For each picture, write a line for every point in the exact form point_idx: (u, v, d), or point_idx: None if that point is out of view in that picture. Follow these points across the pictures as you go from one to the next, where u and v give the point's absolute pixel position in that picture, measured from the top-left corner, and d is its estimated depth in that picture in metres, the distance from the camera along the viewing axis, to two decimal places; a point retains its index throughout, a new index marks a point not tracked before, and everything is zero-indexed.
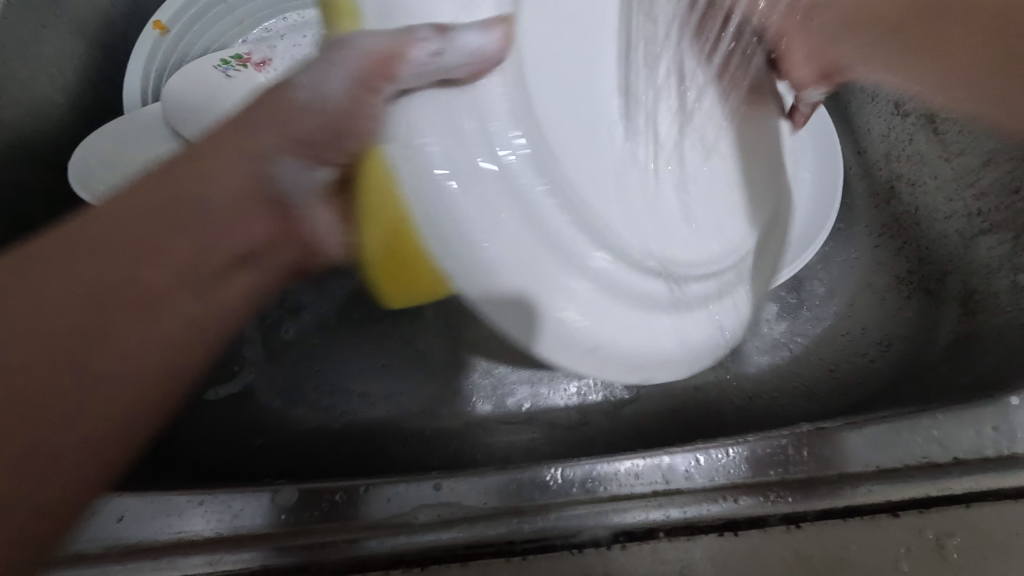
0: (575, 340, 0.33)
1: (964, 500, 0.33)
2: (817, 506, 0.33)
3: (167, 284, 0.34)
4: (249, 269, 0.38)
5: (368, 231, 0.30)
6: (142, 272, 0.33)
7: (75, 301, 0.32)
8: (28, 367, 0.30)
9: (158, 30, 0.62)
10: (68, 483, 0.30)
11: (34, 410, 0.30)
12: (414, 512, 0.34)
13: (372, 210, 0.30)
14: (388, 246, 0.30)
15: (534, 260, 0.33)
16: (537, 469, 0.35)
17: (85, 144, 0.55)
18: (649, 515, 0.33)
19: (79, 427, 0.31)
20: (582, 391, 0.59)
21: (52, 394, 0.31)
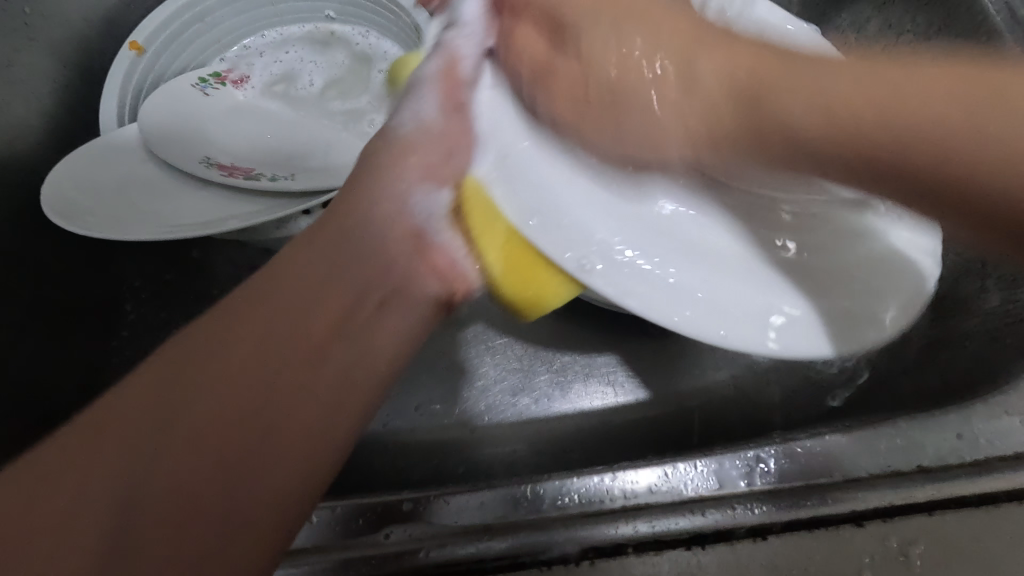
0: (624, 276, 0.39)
1: (927, 507, 0.33)
2: (783, 517, 0.33)
3: (310, 331, 0.35)
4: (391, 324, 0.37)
5: (484, 250, 0.37)
6: (278, 328, 0.34)
7: (257, 367, 0.33)
8: (205, 436, 0.31)
9: (134, 50, 0.63)
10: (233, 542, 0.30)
11: (199, 471, 0.31)
12: (387, 531, 0.35)
13: (483, 237, 0.37)
14: (506, 263, 0.37)
15: (621, 223, 0.41)
16: (510, 486, 0.36)
17: (60, 166, 0.55)
18: (617, 530, 0.33)
19: (271, 480, 0.31)
20: (564, 400, 0.59)
21: (211, 460, 0.31)
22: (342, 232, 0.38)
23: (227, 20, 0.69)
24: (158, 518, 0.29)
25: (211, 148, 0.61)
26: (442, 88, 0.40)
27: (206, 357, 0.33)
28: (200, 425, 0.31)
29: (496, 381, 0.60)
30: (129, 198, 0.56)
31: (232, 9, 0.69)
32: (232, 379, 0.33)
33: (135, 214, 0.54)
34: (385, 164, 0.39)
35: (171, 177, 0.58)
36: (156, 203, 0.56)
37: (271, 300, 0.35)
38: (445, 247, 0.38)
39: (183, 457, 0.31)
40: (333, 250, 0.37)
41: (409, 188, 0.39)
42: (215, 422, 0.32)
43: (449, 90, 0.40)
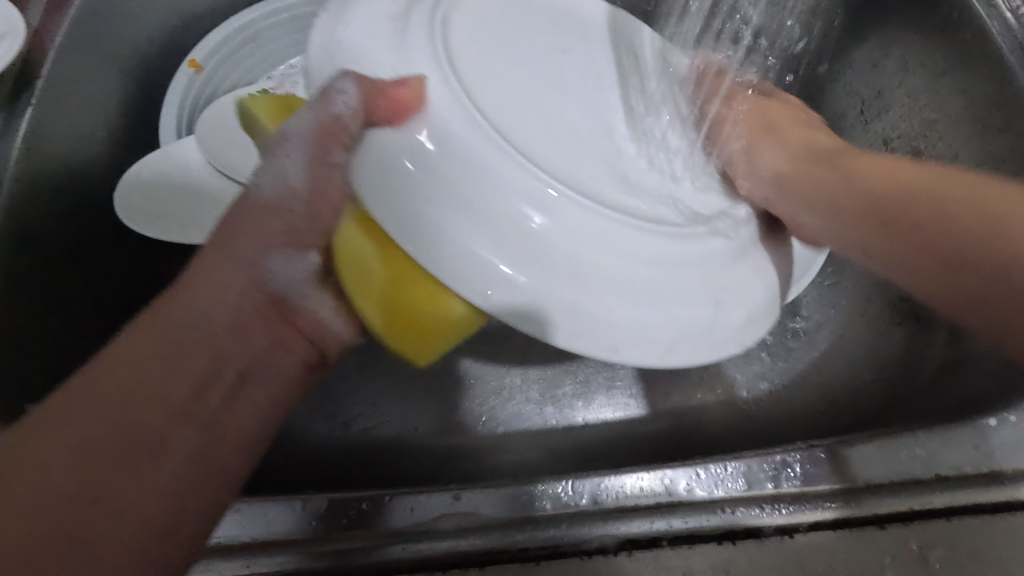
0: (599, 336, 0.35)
1: (945, 513, 0.36)
2: (809, 517, 0.36)
3: (221, 364, 0.39)
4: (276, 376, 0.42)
5: (362, 297, 0.37)
6: (197, 354, 0.37)
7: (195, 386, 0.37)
8: (147, 447, 0.34)
9: (192, 68, 0.67)
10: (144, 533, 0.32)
11: (125, 479, 0.33)
12: (434, 521, 0.37)
13: (361, 291, 0.37)
14: (385, 304, 0.36)
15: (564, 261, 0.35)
16: (549, 482, 0.38)
17: (130, 174, 0.59)
18: (653, 525, 0.36)
19: (192, 511, 0.34)
20: (588, 410, 0.61)
21: (135, 474, 0.33)
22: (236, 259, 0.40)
23: (275, 42, 0.74)
24: (90, 514, 0.31)
25: (263, 161, 0.64)
26: (312, 149, 0.39)
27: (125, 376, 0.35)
28: (128, 431, 0.34)
29: (521, 391, 0.63)
30: (191, 207, 0.60)
31: (279, 32, 0.73)
32: (158, 396, 0.35)
33: (199, 224, 0.60)
34: (235, 224, 0.41)
35: (228, 184, 0.62)
36: (214, 210, 0.60)
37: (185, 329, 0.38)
38: (308, 310, 0.44)
39: (111, 458, 0.33)
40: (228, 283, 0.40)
41: (265, 256, 0.41)
42: (148, 430, 0.34)
43: (331, 141, 0.38)
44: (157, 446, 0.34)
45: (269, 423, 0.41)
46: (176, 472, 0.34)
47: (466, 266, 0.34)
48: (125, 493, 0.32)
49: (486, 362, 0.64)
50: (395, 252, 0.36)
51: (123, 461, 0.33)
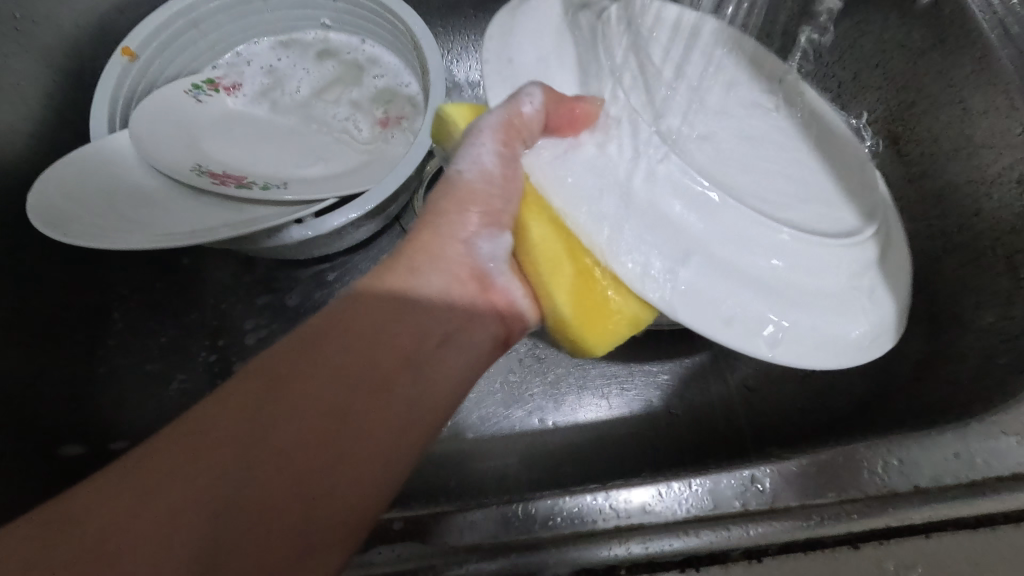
0: (708, 308, 0.34)
1: (924, 530, 0.33)
2: (779, 538, 0.33)
3: (393, 367, 0.34)
4: (448, 378, 0.36)
5: (553, 289, 0.35)
6: (340, 357, 0.33)
7: (336, 388, 0.32)
8: (320, 448, 0.30)
9: (127, 56, 0.62)
10: (333, 528, 0.29)
11: (286, 486, 0.29)
12: (373, 551, 0.34)
13: (552, 284, 0.35)
14: (576, 299, 0.35)
15: (669, 239, 0.34)
16: (501, 504, 0.35)
17: (49, 172, 0.53)
18: (610, 551, 0.33)
19: (349, 497, 0.30)
20: (558, 414, 0.58)
21: (305, 476, 0.29)
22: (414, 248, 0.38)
23: (219, 28, 0.68)
24: (296, 517, 0.29)
25: (204, 156, 0.60)
26: (500, 138, 0.36)
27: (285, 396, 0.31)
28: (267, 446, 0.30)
29: (487, 396, 0.60)
30: (119, 208, 0.54)
31: (223, 17, 0.68)
32: (302, 417, 0.31)
33: (128, 225, 0.53)
34: (438, 227, 0.38)
35: (164, 188, 0.57)
36: (149, 212, 0.55)
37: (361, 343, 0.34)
38: (505, 288, 0.39)
39: (290, 463, 0.29)
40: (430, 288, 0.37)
41: (469, 236, 0.38)
42: (306, 431, 0.30)
43: (511, 133, 0.36)
44: (352, 422, 0.31)
45: (438, 431, 0.35)
46: (344, 466, 0.30)
47: (617, 234, 0.34)
48: (314, 481, 0.29)
49: None
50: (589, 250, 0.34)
51: (299, 463, 0.30)
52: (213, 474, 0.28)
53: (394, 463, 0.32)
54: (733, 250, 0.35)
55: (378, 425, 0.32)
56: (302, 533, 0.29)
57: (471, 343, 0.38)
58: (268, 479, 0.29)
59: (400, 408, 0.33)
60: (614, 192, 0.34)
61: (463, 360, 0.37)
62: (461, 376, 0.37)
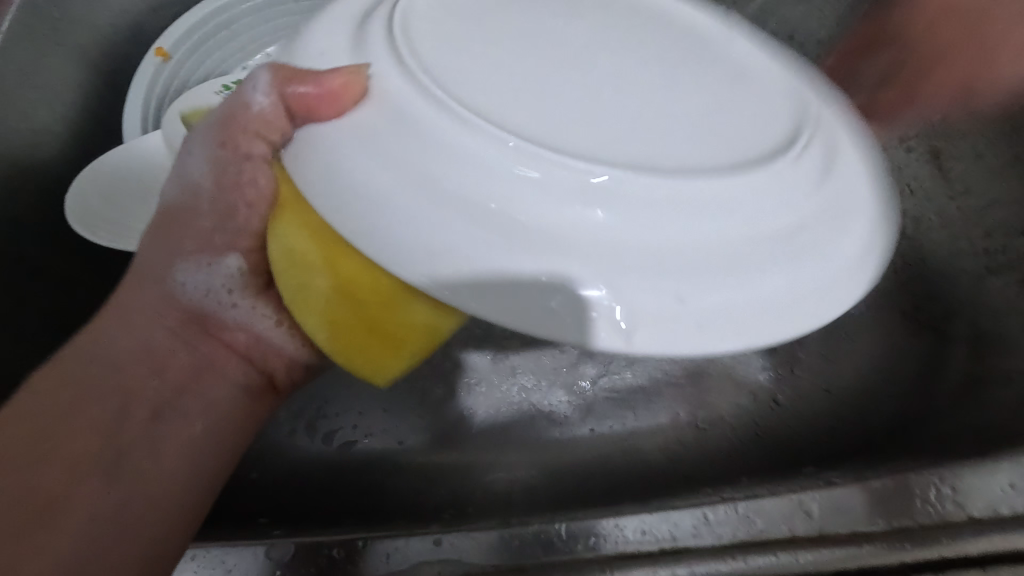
0: (605, 308, 0.24)
1: (981, 560, 0.32)
2: (830, 565, 0.32)
3: (151, 397, 0.37)
4: (200, 408, 0.39)
5: (305, 317, 0.31)
6: (117, 373, 0.37)
7: (81, 404, 0.35)
8: (86, 474, 0.33)
9: (159, 57, 0.62)
10: (92, 540, 0.32)
11: (58, 498, 0.32)
12: (413, 569, 0.33)
13: (301, 305, 0.31)
14: (333, 324, 0.31)
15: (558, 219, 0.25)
16: (541, 523, 0.34)
17: (87, 168, 0.55)
18: (657, 574, 0.32)
19: (87, 515, 0.32)
20: (585, 427, 0.58)
21: (84, 497, 0.32)
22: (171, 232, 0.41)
23: (250, 30, 0.68)
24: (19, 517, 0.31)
25: None
26: (217, 130, 0.39)
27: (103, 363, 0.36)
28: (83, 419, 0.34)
29: (513, 406, 0.59)
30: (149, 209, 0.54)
31: (254, 18, 0.67)
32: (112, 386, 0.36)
33: None
34: (181, 215, 0.41)
35: None
36: None
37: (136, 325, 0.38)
38: (241, 326, 0.42)
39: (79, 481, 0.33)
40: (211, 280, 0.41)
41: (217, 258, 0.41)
42: (112, 390, 0.36)
43: (234, 128, 0.38)
44: (107, 447, 0.34)
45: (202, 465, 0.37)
46: (109, 492, 0.33)
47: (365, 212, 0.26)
48: (32, 485, 0.32)
49: (475, 369, 0.60)
50: (327, 233, 0.30)
51: (85, 488, 0.33)
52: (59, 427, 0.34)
53: (134, 487, 0.34)
54: (635, 222, 0.25)
55: (160, 454, 0.36)
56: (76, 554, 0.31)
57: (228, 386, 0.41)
58: (31, 481, 0.32)
59: (152, 436, 0.36)
60: (417, 146, 0.26)
61: (216, 388, 0.41)
62: (214, 402, 0.40)
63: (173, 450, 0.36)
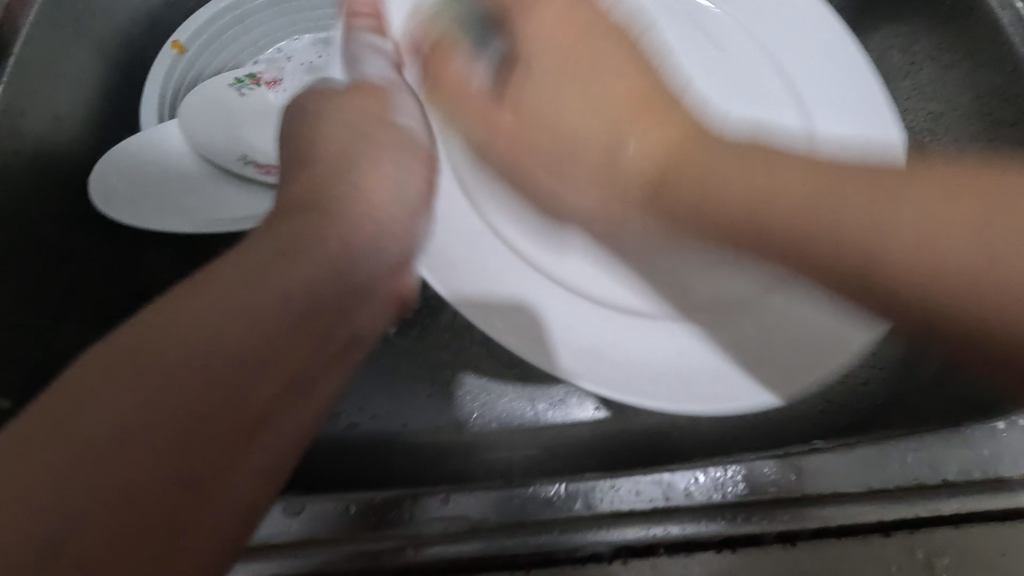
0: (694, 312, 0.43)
1: (953, 520, 0.34)
2: (812, 524, 0.34)
3: (256, 348, 0.28)
4: (327, 358, 0.32)
5: None
6: (226, 329, 0.27)
7: (205, 340, 0.27)
8: (166, 439, 0.25)
9: (176, 49, 0.62)
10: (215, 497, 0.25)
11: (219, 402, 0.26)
12: (422, 524, 0.35)
13: None
14: None
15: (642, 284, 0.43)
16: (541, 484, 0.36)
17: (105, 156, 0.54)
18: (649, 531, 0.34)
19: (240, 476, 0.26)
20: (583, 408, 0.59)
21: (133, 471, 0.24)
22: (329, 150, 0.40)
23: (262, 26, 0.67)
24: (118, 506, 0.23)
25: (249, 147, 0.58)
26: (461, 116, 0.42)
27: (323, 221, 0.35)
28: (162, 436, 0.25)
29: (512, 388, 0.60)
30: (169, 194, 0.54)
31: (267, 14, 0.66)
32: (139, 383, 0.25)
33: (178, 212, 0.53)
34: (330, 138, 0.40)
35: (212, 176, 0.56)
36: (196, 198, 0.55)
37: (302, 252, 0.32)
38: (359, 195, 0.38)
39: (232, 396, 0.26)
40: (371, 246, 0.36)
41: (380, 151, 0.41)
42: (231, 335, 0.27)
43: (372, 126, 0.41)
44: (201, 409, 0.26)
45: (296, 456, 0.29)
46: (228, 473, 0.26)
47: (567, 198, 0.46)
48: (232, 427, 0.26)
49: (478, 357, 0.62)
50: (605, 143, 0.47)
51: (151, 459, 0.24)
52: (180, 355, 0.26)
53: (255, 467, 0.27)
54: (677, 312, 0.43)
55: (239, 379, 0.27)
56: (169, 541, 0.24)
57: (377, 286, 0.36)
58: (196, 397, 0.26)
59: (210, 406, 0.26)
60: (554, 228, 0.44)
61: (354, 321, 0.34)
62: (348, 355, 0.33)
63: (286, 418, 0.28)
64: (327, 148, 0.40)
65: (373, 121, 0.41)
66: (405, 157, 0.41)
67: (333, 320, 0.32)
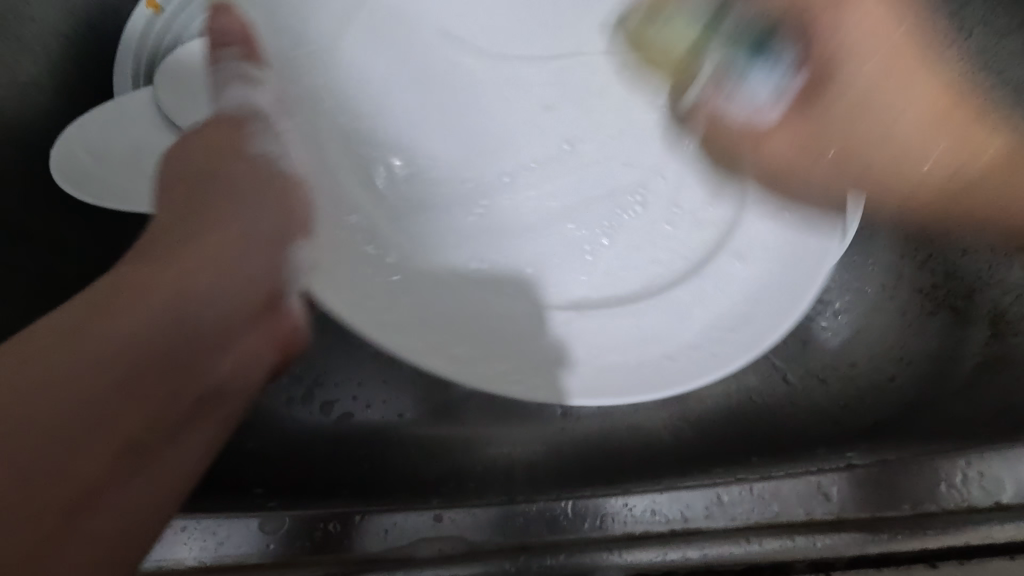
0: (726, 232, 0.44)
1: (1008, 550, 0.30)
2: (850, 552, 0.30)
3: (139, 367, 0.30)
4: (237, 355, 0.35)
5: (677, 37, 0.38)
6: (116, 340, 0.29)
7: (111, 360, 0.29)
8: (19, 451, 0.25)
9: (151, 8, 0.57)
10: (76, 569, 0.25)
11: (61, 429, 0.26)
12: (413, 545, 0.32)
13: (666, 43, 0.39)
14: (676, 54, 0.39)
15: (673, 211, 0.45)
16: (548, 501, 0.33)
17: (70, 129, 0.48)
18: (666, 557, 0.31)
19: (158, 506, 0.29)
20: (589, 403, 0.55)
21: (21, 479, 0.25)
22: (206, 159, 0.39)
23: None
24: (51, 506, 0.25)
25: None
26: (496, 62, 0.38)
27: (212, 241, 0.36)
28: (120, 408, 0.28)
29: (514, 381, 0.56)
30: (145, 171, 0.49)
31: None
32: (135, 341, 0.30)
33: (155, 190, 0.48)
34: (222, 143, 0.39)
35: None
36: None
37: (235, 265, 0.35)
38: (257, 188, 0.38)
39: (74, 421, 0.27)
40: (254, 258, 0.37)
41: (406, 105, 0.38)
42: (135, 341, 0.30)
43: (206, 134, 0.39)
44: (62, 433, 0.26)
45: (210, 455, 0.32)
46: (116, 488, 0.27)
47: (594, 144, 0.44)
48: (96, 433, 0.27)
49: None
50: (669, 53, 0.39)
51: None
52: (87, 385, 0.27)
53: (152, 485, 0.29)
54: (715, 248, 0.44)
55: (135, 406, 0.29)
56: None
57: (246, 316, 0.36)
58: (63, 410, 0.27)
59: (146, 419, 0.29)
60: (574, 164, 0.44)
61: (240, 343, 0.35)
62: (221, 380, 0.33)
63: (178, 437, 0.30)
64: (234, 176, 0.39)
65: (217, 150, 0.39)
66: (261, 192, 0.39)
67: (208, 348, 0.33)
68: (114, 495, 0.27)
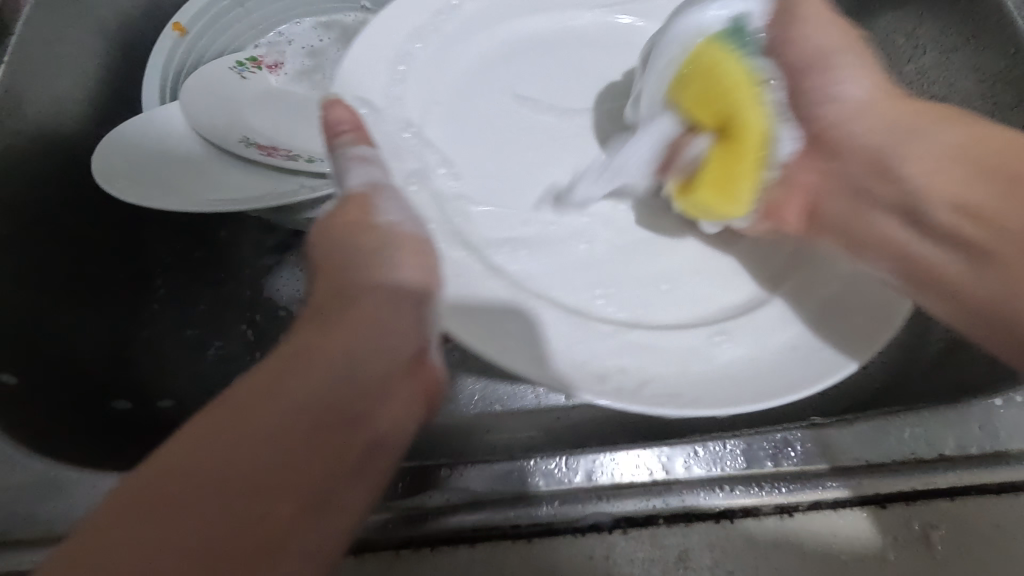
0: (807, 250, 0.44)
1: (948, 493, 0.35)
2: (810, 496, 0.35)
3: (314, 425, 0.32)
4: (394, 412, 0.36)
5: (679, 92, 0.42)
6: (284, 409, 0.32)
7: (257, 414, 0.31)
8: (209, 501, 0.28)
9: (176, 31, 0.61)
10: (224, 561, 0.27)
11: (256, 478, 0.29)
12: (425, 496, 0.35)
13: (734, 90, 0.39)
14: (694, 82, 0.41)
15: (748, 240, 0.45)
16: (543, 458, 0.37)
17: (109, 136, 0.54)
18: (649, 503, 0.35)
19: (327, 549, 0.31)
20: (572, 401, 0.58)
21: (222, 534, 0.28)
22: (338, 288, 0.39)
23: (261, 9, 0.67)
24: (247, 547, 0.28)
25: (249, 129, 0.58)
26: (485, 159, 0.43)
27: (370, 305, 0.37)
28: (281, 470, 0.30)
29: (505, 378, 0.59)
30: (173, 176, 0.54)
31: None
32: (276, 433, 0.31)
33: (181, 192, 0.53)
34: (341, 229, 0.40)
35: (214, 159, 0.56)
36: (199, 180, 0.54)
37: (375, 328, 0.37)
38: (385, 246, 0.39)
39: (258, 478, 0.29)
40: (396, 319, 0.37)
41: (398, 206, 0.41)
42: (298, 410, 0.32)
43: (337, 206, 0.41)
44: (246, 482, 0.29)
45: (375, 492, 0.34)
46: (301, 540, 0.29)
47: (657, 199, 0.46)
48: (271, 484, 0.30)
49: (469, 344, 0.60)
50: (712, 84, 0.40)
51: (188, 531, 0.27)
52: (243, 438, 0.30)
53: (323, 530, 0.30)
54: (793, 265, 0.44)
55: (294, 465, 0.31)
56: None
57: (400, 378, 0.37)
58: (238, 472, 0.29)
59: (314, 478, 0.31)
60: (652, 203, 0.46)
61: (392, 401, 0.36)
62: (382, 435, 0.35)
63: (352, 486, 0.32)
64: (370, 242, 0.39)
65: (356, 225, 0.40)
66: (404, 261, 0.39)
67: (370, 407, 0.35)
68: (296, 539, 0.29)
